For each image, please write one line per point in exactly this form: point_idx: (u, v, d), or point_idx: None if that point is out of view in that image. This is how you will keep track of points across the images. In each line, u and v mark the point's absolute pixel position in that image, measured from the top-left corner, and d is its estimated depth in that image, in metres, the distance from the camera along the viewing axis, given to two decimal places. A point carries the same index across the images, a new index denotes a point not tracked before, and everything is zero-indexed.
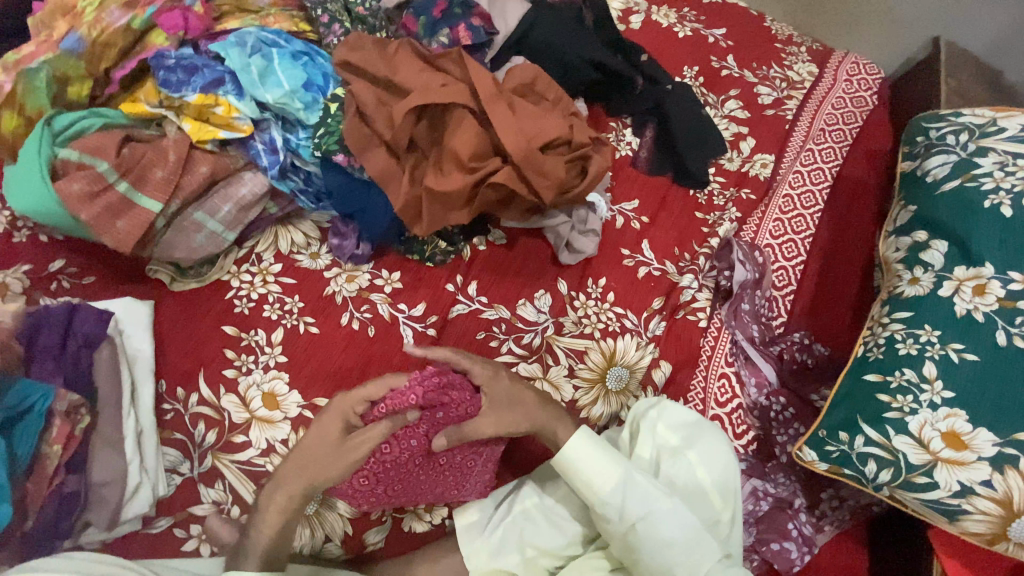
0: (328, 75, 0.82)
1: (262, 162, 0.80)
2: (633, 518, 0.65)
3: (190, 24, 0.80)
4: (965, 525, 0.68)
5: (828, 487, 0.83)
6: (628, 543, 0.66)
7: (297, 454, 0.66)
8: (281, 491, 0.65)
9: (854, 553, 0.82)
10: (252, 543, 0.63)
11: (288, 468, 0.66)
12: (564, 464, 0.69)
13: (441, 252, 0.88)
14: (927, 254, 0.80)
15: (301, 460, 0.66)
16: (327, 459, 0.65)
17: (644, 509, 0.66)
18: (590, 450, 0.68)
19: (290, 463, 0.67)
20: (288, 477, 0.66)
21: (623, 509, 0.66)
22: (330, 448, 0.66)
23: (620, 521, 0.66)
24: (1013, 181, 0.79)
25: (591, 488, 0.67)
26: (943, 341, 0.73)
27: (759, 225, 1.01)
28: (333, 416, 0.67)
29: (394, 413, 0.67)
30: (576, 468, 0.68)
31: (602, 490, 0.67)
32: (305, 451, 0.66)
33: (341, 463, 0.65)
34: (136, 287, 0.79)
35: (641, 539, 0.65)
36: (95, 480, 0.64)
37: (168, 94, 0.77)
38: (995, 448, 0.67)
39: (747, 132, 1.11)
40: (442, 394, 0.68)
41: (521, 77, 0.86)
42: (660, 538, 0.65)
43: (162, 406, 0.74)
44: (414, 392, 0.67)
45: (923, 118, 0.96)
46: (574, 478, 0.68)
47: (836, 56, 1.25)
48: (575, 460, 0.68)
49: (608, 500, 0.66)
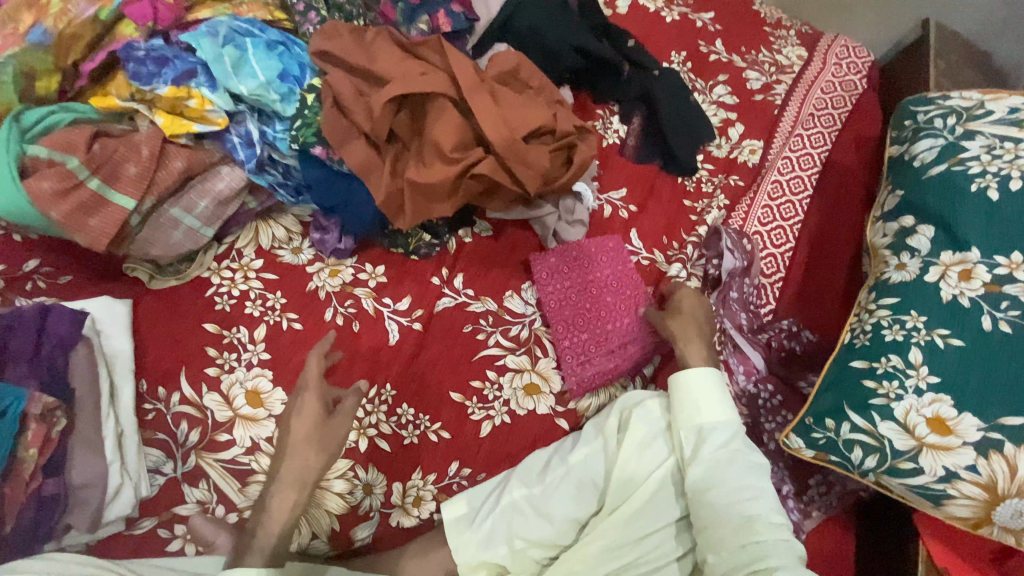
0: (305, 65, 0.80)
1: (239, 156, 0.78)
2: (723, 456, 0.68)
3: (159, 14, 0.77)
4: (950, 509, 0.68)
5: (815, 473, 0.83)
6: (704, 478, 0.68)
7: (290, 448, 0.69)
8: (284, 491, 0.67)
9: (841, 536, 0.83)
10: (261, 538, 0.65)
11: (285, 472, 0.68)
12: (691, 385, 0.74)
13: (425, 245, 0.86)
14: (914, 239, 0.80)
15: (295, 454, 0.68)
16: (323, 437, 0.69)
17: (745, 452, 0.69)
18: (717, 383, 0.74)
19: (285, 466, 0.68)
20: (288, 475, 0.68)
21: (727, 440, 0.70)
22: (315, 429, 0.70)
23: (716, 449, 0.69)
24: (1000, 164, 0.78)
25: (701, 416, 0.72)
26: (929, 326, 0.72)
27: (747, 212, 1.00)
28: (312, 401, 0.71)
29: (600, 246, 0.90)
30: (694, 395, 0.73)
31: (714, 417, 0.71)
32: (292, 442, 0.69)
33: (336, 437, 0.70)
34: (113, 286, 0.77)
35: (726, 477, 0.67)
36: (74, 482, 0.63)
37: (139, 87, 0.75)
38: (979, 433, 0.67)
39: (735, 118, 1.10)
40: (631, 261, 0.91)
41: (504, 65, 0.84)
42: (742, 485, 0.66)
43: (143, 405, 0.73)
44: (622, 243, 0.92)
45: (911, 101, 0.95)
46: (687, 403, 0.73)
47: (825, 39, 1.23)
48: (703, 384, 0.73)
49: (717, 425, 0.71)
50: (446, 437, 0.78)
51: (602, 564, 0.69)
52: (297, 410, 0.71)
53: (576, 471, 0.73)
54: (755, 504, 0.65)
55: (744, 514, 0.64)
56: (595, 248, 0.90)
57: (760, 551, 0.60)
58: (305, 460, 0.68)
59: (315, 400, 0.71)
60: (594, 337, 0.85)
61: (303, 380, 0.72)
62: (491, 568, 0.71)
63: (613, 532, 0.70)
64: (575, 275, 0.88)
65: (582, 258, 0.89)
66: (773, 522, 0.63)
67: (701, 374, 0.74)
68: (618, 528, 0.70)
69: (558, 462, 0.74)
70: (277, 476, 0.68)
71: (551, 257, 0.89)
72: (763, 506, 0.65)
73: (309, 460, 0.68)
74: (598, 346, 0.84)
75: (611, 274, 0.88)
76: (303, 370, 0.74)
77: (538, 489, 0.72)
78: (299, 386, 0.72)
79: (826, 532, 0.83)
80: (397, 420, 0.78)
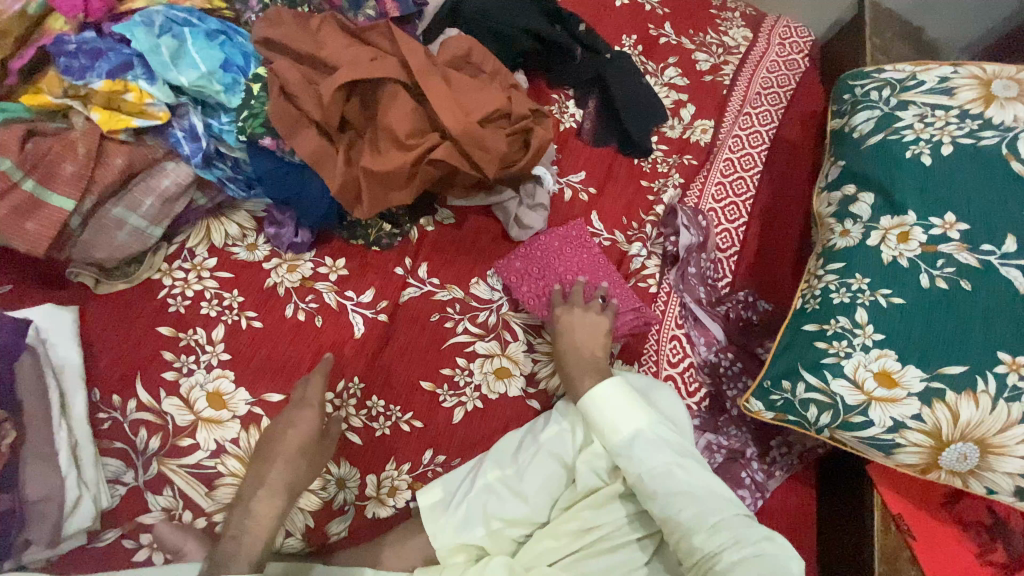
0: (249, 55, 0.78)
1: (183, 150, 0.75)
2: (640, 474, 0.67)
3: (90, 5, 0.73)
4: (899, 457, 0.73)
5: (776, 435, 0.87)
6: (639, 482, 0.67)
7: (283, 454, 0.68)
8: (261, 499, 0.66)
9: (803, 493, 0.88)
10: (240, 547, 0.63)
11: (274, 477, 0.67)
12: (586, 408, 0.73)
13: (386, 235, 0.85)
14: (855, 207, 0.84)
15: (285, 462, 0.68)
16: (314, 450, 0.70)
17: (665, 460, 0.67)
18: (619, 390, 0.72)
19: (273, 472, 0.67)
20: (272, 480, 0.67)
21: (631, 461, 0.68)
22: (310, 443, 0.69)
23: (637, 463, 0.68)
24: (932, 132, 0.83)
25: (608, 434, 0.71)
26: (872, 287, 0.76)
27: (702, 190, 1.03)
28: (313, 415, 0.71)
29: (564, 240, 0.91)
30: (598, 411, 0.72)
31: (621, 431, 0.70)
32: (280, 452, 0.68)
33: (321, 456, 0.71)
34: (57, 293, 0.74)
35: (657, 485, 0.66)
36: (29, 497, 0.60)
37: (72, 82, 0.71)
38: (922, 383, 0.71)
39: (687, 99, 1.13)
40: (587, 245, 0.92)
41: (455, 50, 0.84)
42: (675, 491, 0.65)
43: (98, 415, 0.70)
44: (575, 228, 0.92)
45: (850, 75, 0.99)
46: (595, 423, 0.72)
47: (768, 20, 1.27)
48: (607, 399, 0.72)
49: (628, 439, 0.70)
50: (418, 426, 0.78)
51: (573, 541, 0.70)
52: (294, 421, 0.70)
53: (548, 448, 0.74)
54: (693, 513, 0.63)
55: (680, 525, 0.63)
56: (559, 242, 0.90)
57: (707, 562, 0.60)
58: (293, 470, 0.68)
59: (313, 417, 0.71)
60: None
61: (303, 393, 0.72)
62: (470, 552, 0.71)
63: (587, 512, 0.71)
64: (543, 271, 0.88)
65: (548, 253, 0.89)
66: (708, 525, 0.62)
67: (595, 394, 0.72)
68: (593, 505, 0.71)
69: (530, 442, 0.74)
70: (264, 481, 0.67)
71: (519, 259, 0.88)
72: (696, 512, 0.63)
73: (299, 472, 0.68)
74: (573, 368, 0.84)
75: (581, 263, 0.89)
76: (302, 386, 0.73)
77: (512, 470, 0.73)
78: (298, 401, 0.72)
79: (789, 493, 0.87)
80: (367, 412, 0.77)
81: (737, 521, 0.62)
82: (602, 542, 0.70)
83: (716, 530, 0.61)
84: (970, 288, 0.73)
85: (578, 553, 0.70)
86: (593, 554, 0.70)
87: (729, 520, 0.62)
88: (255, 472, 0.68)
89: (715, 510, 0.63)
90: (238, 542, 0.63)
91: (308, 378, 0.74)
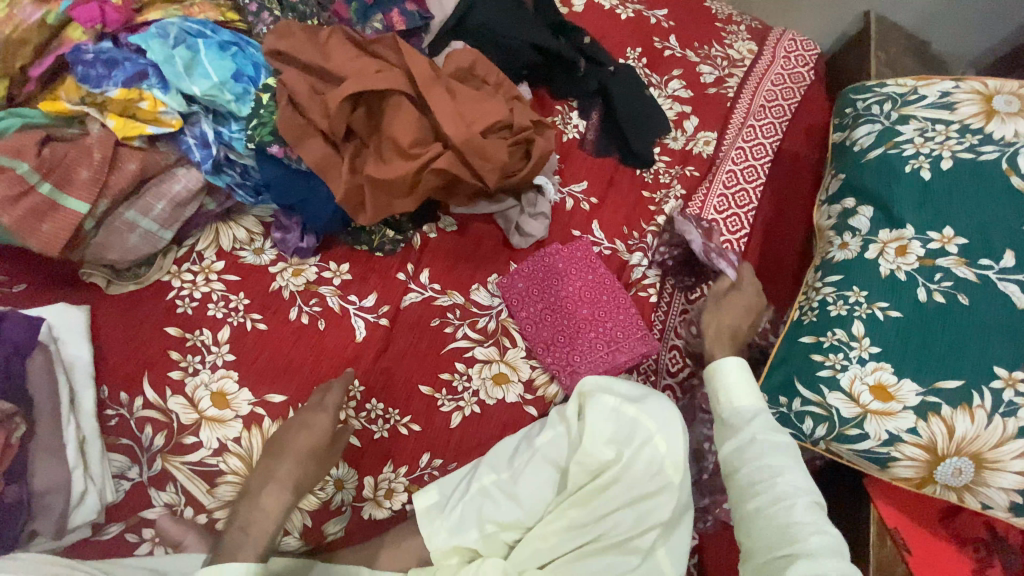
0: (259, 65, 0.81)
1: (194, 157, 0.78)
2: (746, 437, 0.67)
3: (108, 17, 0.77)
4: (895, 470, 0.73)
5: None
6: (734, 449, 0.68)
7: (292, 452, 0.69)
8: (267, 496, 0.66)
9: None
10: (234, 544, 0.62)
11: (283, 473, 0.68)
12: (714, 371, 0.75)
13: (389, 241, 0.87)
14: (855, 220, 0.84)
15: (294, 460, 0.68)
16: (325, 452, 0.71)
17: (775, 437, 0.67)
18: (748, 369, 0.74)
19: (283, 469, 0.68)
20: (282, 475, 0.68)
21: (749, 422, 0.69)
22: (321, 446, 0.70)
23: (748, 428, 0.68)
24: (932, 146, 0.84)
25: (729, 400, 0.73)
26: (869, 300, 0.77)
27: (704, 201, 1.04)
28: (328, 418, 0.72)
29: (569, 259, 0.90)
30: (722, 378, 0.74)
31: (739, 404, 0.72)
32: (291, 451, 0.69)
33: (331, 461, 0.71)
34: (69, 292, 0.76)
35: (767, 450, 0.65)
36: (37, 488, 0.63)
37: (89, 89, 0.74)
38: (918, 397, 0.71)
39: (690, 111, 1.15)
40: (591, 264, 0.90)
41: (460, 62, 0.86)
42: (777, 459, 0.64)
43: (106, 411, 0.72)
44: (578, 249, 0.91)
45: (852, 89, 1.00)
46: (720, 386, 0.74)
47: (773, 34, 1.29)
48: (735, 368, 0.74)
49: (744, 412, 0.71)
50: (416, 429, 0.79)
51: (566, 542, 0.70)
52: (309, 422, 0.71)
53: (543, 453, 0.74)
54: (775, 490, 0.61)
55: (760, 499, 0.62)
56: (564, 263, 0.89)
57: (791, 534, 0.58)
58: (303, 469, 0.69)
59: (328, 421, 0.72)
60: (592, 343, 0.86)
61: (321, 397, 0.73)
62: (463, 554, 0.72)
63: (574, 511, 0.71)
64: (541, 295, 0.88)
65: (551, 273, 0.89)
66: (805, 500, 0.60)
67: (731, 364, 0.74)
68: (579, 504, 0.71)
69: (526, 447, 0.75)
70: (272, 477, 0.68)
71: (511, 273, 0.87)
72: (797, 485, 0.62)
73: (308, 471, 0.69)
74: (607, 348, 0.85)
75: (584, 287, 0.89)
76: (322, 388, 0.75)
77: (505, 475, 0.73)
78: (316, 403, 0.73)
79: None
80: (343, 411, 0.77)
81: (811, 510, 0.59)
82: (594, 547, 0.70)
83: (811, 509, 0.59)
84: (967, 302, 0.73)
85: (570, 554, 0.70)
86: (585, 556, 0.70)
87: (805, 507, 0.59)
88: (265, 467, 0.69)
89: (797, 492, 0.61)
90: (245, 532, 0.63)
91: (330, 385, 0.75)
